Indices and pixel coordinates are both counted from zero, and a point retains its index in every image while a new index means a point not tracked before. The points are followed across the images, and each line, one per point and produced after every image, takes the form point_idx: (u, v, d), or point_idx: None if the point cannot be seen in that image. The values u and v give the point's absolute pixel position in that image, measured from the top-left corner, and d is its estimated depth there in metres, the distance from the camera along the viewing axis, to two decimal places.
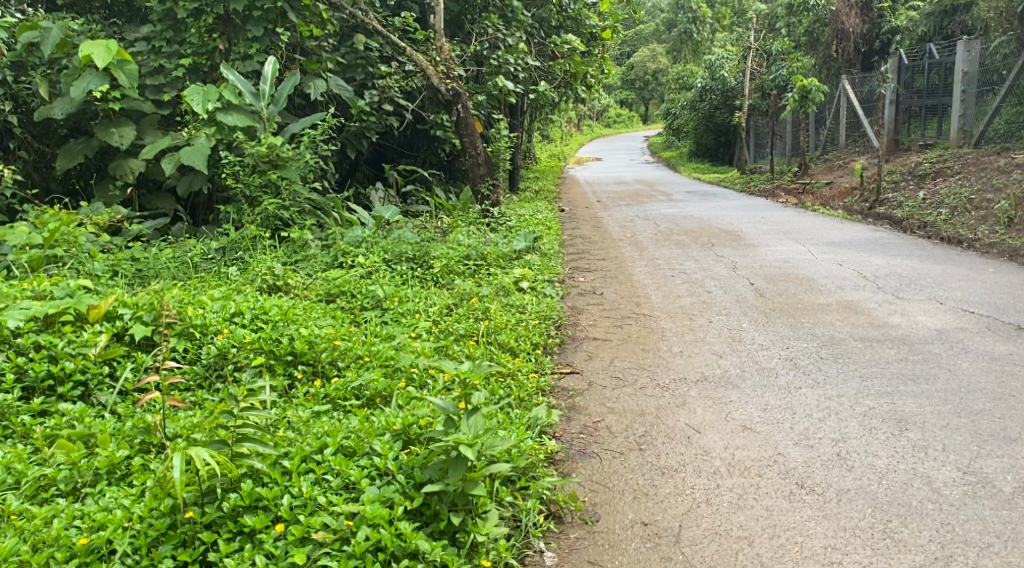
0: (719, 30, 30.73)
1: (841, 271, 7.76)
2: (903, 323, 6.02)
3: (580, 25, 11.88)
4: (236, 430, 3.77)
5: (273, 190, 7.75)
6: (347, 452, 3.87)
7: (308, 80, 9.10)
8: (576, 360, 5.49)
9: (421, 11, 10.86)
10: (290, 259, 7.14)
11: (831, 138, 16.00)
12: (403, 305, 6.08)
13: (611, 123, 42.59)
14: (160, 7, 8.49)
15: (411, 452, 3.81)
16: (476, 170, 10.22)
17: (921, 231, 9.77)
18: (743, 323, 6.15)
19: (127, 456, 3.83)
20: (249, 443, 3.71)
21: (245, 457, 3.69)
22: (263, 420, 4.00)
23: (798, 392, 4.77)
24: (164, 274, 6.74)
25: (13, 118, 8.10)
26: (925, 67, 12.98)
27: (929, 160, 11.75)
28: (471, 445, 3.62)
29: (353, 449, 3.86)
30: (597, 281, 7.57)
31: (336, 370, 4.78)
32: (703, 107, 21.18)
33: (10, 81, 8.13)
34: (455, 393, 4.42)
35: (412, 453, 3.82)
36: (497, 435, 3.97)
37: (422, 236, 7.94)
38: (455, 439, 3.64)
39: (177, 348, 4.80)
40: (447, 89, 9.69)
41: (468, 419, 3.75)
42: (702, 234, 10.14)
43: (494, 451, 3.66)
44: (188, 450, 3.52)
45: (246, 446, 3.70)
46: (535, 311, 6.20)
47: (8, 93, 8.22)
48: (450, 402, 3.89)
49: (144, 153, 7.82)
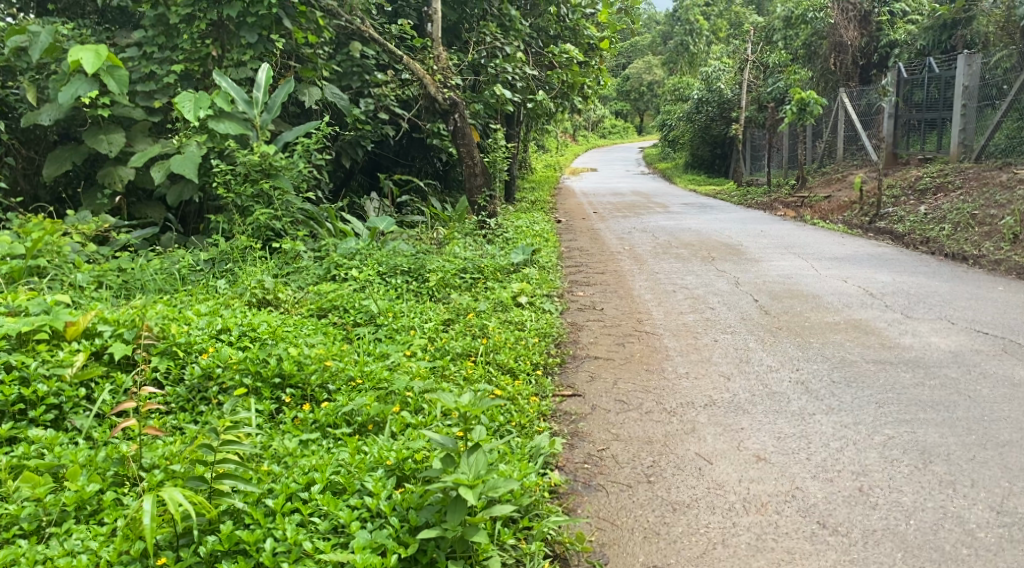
0: (715, 41, 30.43)
1: (846, 288, 7.55)
2: (916, 344, 5.80)
3: (578, 35, 11.62)
4: (217, 463, 3.52)
5: (265, 200, 7.52)
6: (336, 489, 3.62)
7: (302, 88, 8.88)
8: (578, 381, 5.25)
9: (418, 18, 10.67)
10: (282, 271, 6.91)
11: (828, 151, 15.76)
12: (398, 320, 5.86)
13: (606, 134, 42.54)
14: (151, 12, 8.26)
15: (405, 491, 3.57)
16: (474, 180, 9.94)
17: (924, 246, 9.55)
18: (750, 342, 5.93)
19: (99, 490, 3.57)
20: (229, 480, 3.47)
21: (225, 495, 3.47)
22: (247, 453, 3.78)
23: (812, 418, 4.54)
24: (151, 287, 6.52)
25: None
26: (924, 80, 12.82)
27: (930, 175, 11.57)
28: (472, 487, 3.39)
29: (342, 486, 3.62)
30: (596, 295, 7.37)
31: (327, 394, 4.55)
32: (699, 118, 21.00)
33: None
34: (454, 423, 4.18)
35: (407, 492, 3.59)
36: (498, 471, 3.73)
37: (418, 248, 7.70)
38: (454, 479, 3.41)
39: (159, 367, 4.56)
40: (444, 99, 9.47)
41: (468, 456, 3.53)
42: (702, 247, 9.94)
43: (497, 492, 3.41)
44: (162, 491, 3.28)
45: (226, 483, 3.47)
46: (534, 328, 5.96)
47: None
48: (449, 438, 3.66)
49: (133, 161, 7.59)
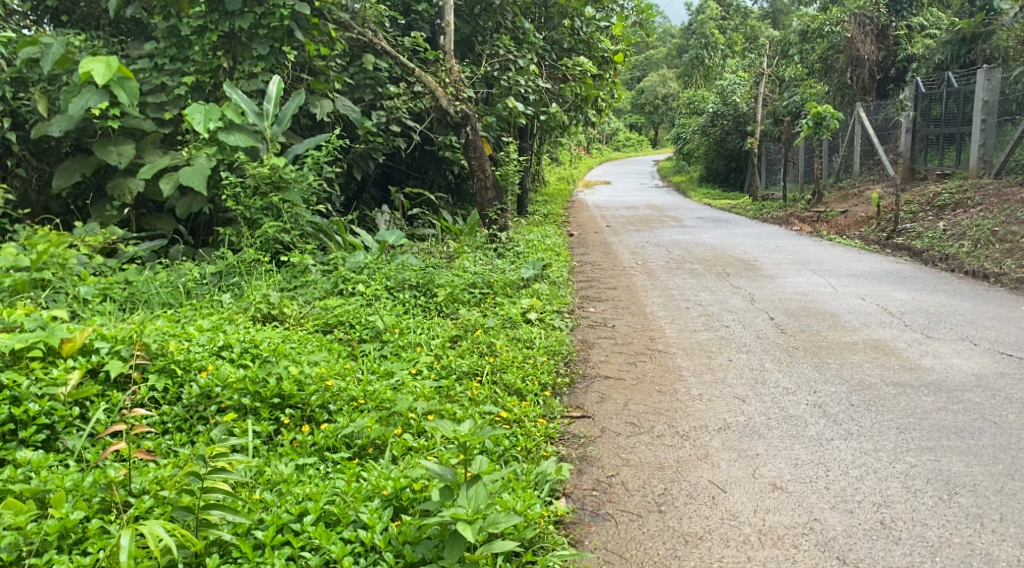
0: (731, 55, 30.14)
1: (864, 306, 7.37)
2: (938, 366, 5.62)
3: (592, 48, 11.52)
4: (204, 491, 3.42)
5: (274, 213, 7.41)
6: (330, 520, 3.51)
7: (314, 100, 8.79)
8: (588, 402, 5.09)
9: (431, 31, 10.59)
10: (289, 285, 6.78)
11: (844, 166, 15.47)
12: (404, 337, 5.72)
13: (620, 147, 42.51)
14: (164, 24, 8.18)
15: (401, 523, 3.46)
16: (484, 194, 9.79)
17: (943, 263, 9.34)
18: (766, 362, 5.76)
19: (84, 518, 3.45)
20: (218, 511, 3.42)
21: (213, 527, 3.38)
22: (239, 480, 3.68)
23: (831, 444, 4.38)
24: (155, 301, 6.40)
25: (10, 135, 7.77)
26: (942, 95, 12.64)
27: (949, 191, 11.38)
28: (471, 522, 3.30)
29: (336, 517, 3.51)
30: (607, 312, 7.22)
31: (327, 414, 4.41)
32: (714, 132, 20.82)
33: (9, 98, 7.80)
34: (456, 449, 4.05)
35: (403, 524, 3.48)
36: (500, 502, 3.61)
37: (427, 262, 7.56)
38: (452, 514, 3.30)
39: (156, 386, 4.44)
40: (456, 111, 9.36)
41: (468, 489, 3.43)
42: (716, 262, 9.76)
43: (498, 527, 3.31)
44: (144, 523, 3.26)
45: (214, 514, 3.41)
46: (543, 346, 5.81)
47: (6, 110, 7.90)
48: (447, 467, 3.55)
49: (142, 173, 7.49)
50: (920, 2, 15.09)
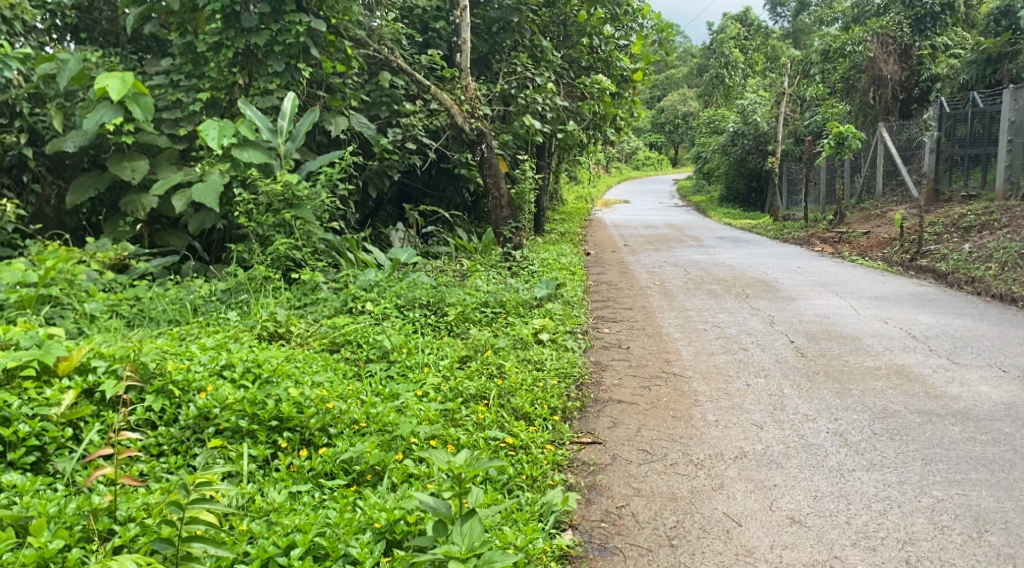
0: (752, 75, 29.87)
1: (887, 330, 7.16)
2: (965, 394, 5.42)
3: (612, 66, 11.31)
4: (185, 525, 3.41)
5: (287, 229, 7.29)
6: (318, 554, 3.52)
7: (329, 117, 8.68)
8: (599, 428, 4.93)
9: (449, 49, 10.44)
10: (300, 303, 6.66)
11: (867, 187, 15.21)
12: (412, 357, 5.57)
13: (639, 166, 42.38)
14: (180, 40, 8.08)
15: (392, 559, 3.49)
16: (499, 212, 9.61)
17: (969, 286, 9.12)
18: (785, 388, 5.56)
19: (63, 548, 3.41)
20: (199, 543, 3.41)
21: (195, 560, 3.39)
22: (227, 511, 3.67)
23: (852, 476, 4.23)
24: (163, 318, 6.29)
25: (26, 151, 7.65)
26: (967, 115, 12.42)
27: (975, 212, 11.16)
28: (463, 561, 3.37)
29: (324, 550, 3.52)
30: (622, 333, 7.03)
31: (327, 438, 4.29)
32: (734, 151, 20.59)
33: (26, 113, 7.72)
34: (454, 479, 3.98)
35: (393, 560, 3.50)
36: (495, 541, 3.61)
37: (439, 280, 7.42)
38: (444, 552, 3.37)
39: (153, 407, 4.33)
40: (471, 129, 9.23)
41: (462, 524, 3.48)
42: (735, 283, 9.56)
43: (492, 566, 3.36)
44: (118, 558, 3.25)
45: (196, 547, 3.40)
46: (554, 368, 5.64)
47: (23, 127, 7.84)
48: (441, 501, 3.56)
49: (155, 189, 7.39)
50: (945, 22, 14.89)
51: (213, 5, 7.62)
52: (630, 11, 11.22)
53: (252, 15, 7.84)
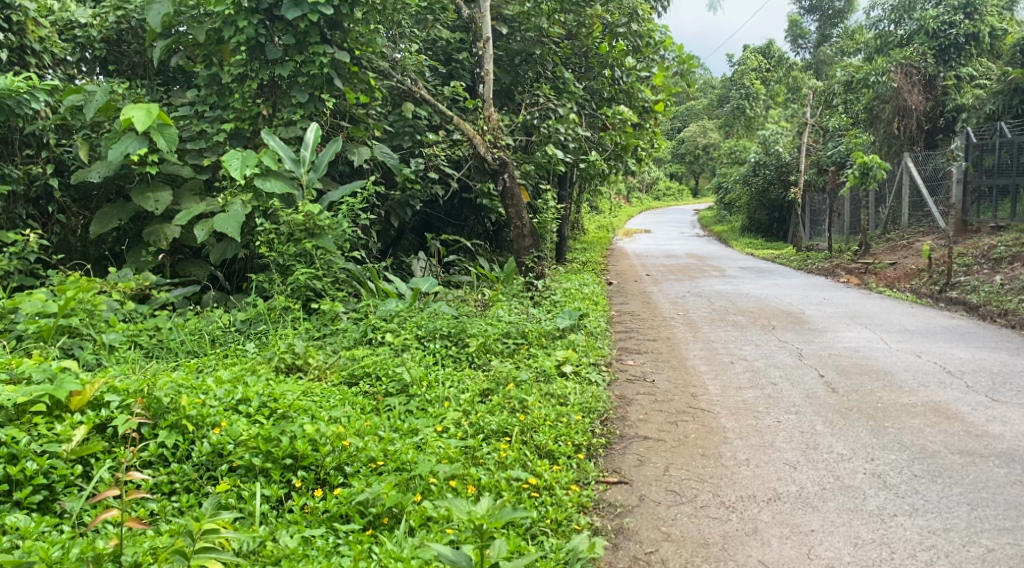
0: (773, 106, 29.77)
1: (920, 364, 6.93)
2: (1008, 433, 5.21)
3: (632, 98, 11.09)
4: None
5: (308, 259, 7.15)
6: None
7: (352, 147, 8.58)
8: (625, 466, 4.76)
9: (472, 80, 10.35)
10: (319, 334, 6.53)
11: (892, 217, 14.98)
12: (432, 390, 5.41)
13: (660, 197, 42.22)
14: (205, 71, 8.02)
15: None
16: (522, 241, 9.47)
17: (1002, 319, 8.89)
18: (817, 425, 5.36)
19: None
20: None
21: None
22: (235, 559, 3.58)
23: (894, 521, 4.09)
24: (180, 349, 6.17)
25: (52, 182, 7.58)
26: (995, 145, 12.21)
27: (1005, 244, 10.93)
28: None
29: None
30: (647, 366, 6.84)
31: (342, 477, 4.16)
32: (756, 181, 20.44)
33: (52, 144, 7.66)
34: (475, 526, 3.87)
35: None
36: None
37: (461, 311, 7.27)
38: None
39: (166, 443, 4.22)
40: (493, 158, 9.07)
41: None
42: (761, 314, 9.35)
43: None
44: None
45: None
46: (578, 403, 5.46)
47: (49, 158, 7.76)
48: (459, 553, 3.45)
49: (177, 219, 7.30)
50: (969, 52, 14.74)
51: (238, 37, 7.55)
52: (652, 43, 11.03)
53: (277, 47, 7.77)
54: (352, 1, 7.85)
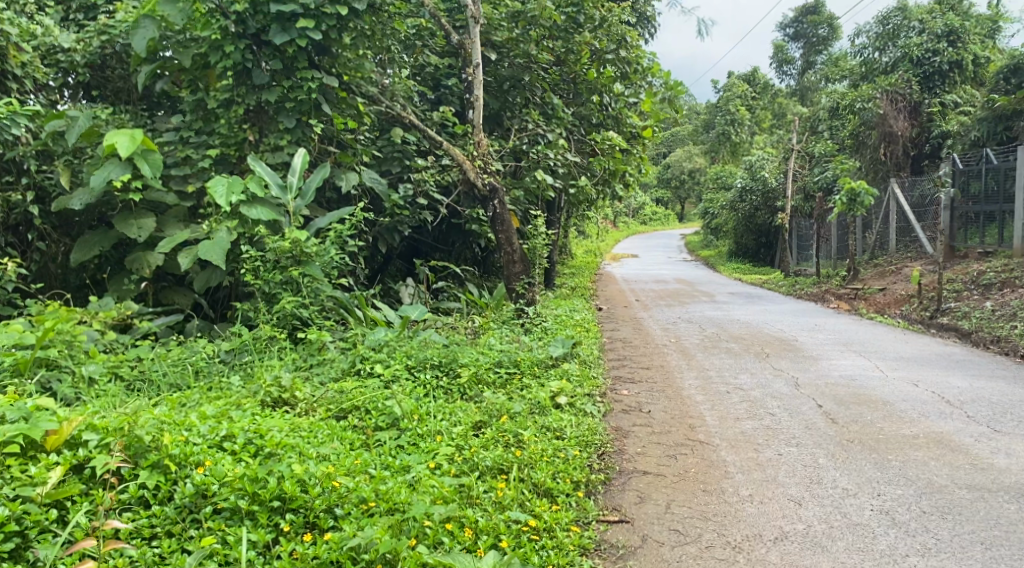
0: (758, 132, 29.80)
1: (918, 393, 6.82)
2: (1013, 466, 5.10)
3: (621, 124, 11.02)
4: None
5: (294, 287, 6.96)
6: None
7: (340, 173, 8.44)
8: (625, 503, 4.64)
9: (461, 105, 10.24)
10: (306, 364, 6.35)
11: (879, 242, 14.90)
12: (424, 424, 5.24)
13: (646, 222, 42.18)
14: (190, 96, 7.87)
15: None
16: (512, 267, 9.31)
17: (994, 346, 8.79)
18: (820, 458, 5.23)
19: None
20: None
21: None
22: None
23: (907, 562, 4.13)
24: (162, 382, 5.98)
25: (32, 209, 7.38)
26: (981, 171, 12.18)
27: (994, 270, 10.86)
28: None
29: None
30: (642, 396, 6.68)
31: (332, 520, 4.06)
32: (742, 207, 20.39)
33: (33, 170, 7.46)
34: None
35: None
36: None
37: (451, 339, 7.10)
38: None
39: (147, 484, 4.10)
40: (483, 183, 8.97)
41: None
42: (753, 341, 9.24)
43: None
44: None
45: None
46: (574, 437, 5.29)
47: (30, 184, 7.56)
48: None
49: (160, 247, 7.12)
50: (953, 80, 14.79)
51: (225, 62, 7.42)
52: (640, 69, 10.96)
53: (264, 72, 7.65)
54: (340, 26, 7.72)
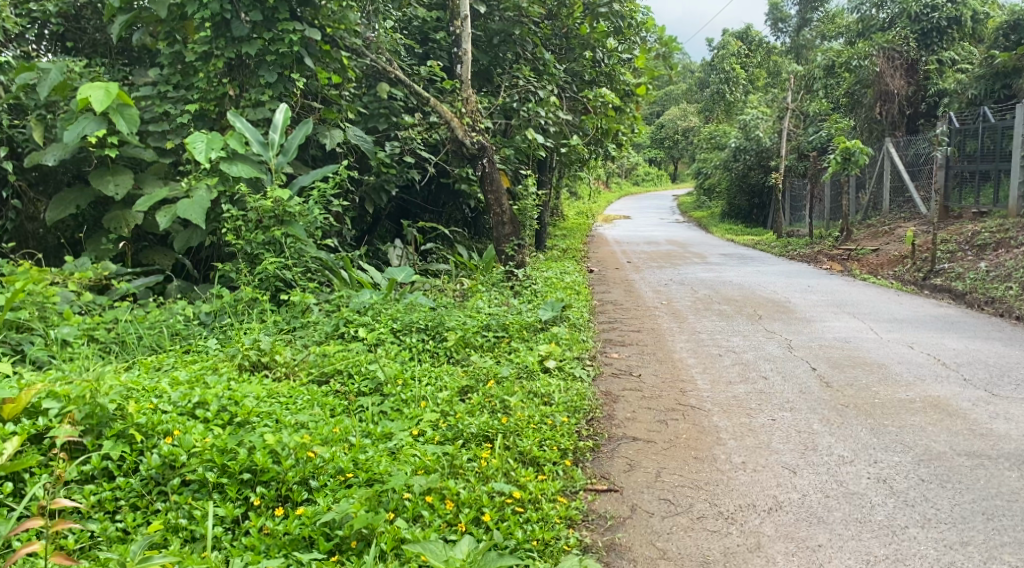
0: (752, 90, 29.36)
1: (913, 355, 6.66)
2: (1013, 432, 4.94)
3: (614, 81, 10.75)
4: None
5: (277, 248, 6.72)
6: None
7: (324, 130, 8.16)
8: (614, 471, 4.49)
9: (449, 60, 9.95)
10: (288, 327, 6.14)
11: (873, 203, 14.71)
12: (408, 390, 5.05)
13: (639, 182, 41.84)
14: (167, 48, 7.55)
15: None
16: (500, 229, 9.08)
17: (989, 308, 8.62)
18: (815, 423, 5.07)
19: None
20: None
21: None
22: None
23: (906, 534, 3.98)
24: (138, 345, 5.77)
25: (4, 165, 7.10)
26: (978, 130, 11.95)
27: (989, 230, 10.66)
28: None
29: None
30: (633, 359, 6.51)
31: (306, 493, 3.90)
32: (736, 167, 20.12)
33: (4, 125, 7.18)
34: (451, 551, 3.66)
35: None
36: None
37: (439, 302, 6.87)
38: None
39: (111, 456, 3.93)
40: (472, 142, 8.74)
41: None
42: (745, 302, 9.07)
43: None
44: None
45: None
46: (562, 402, 5.11)
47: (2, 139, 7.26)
48: None
49: (138, 205, 6.87)
50: (951, 37, 14.45)
51: (203, 13, 7.11)
52: (634, 25, 10.65)
53: (244, 23, 7.33)
54: None
